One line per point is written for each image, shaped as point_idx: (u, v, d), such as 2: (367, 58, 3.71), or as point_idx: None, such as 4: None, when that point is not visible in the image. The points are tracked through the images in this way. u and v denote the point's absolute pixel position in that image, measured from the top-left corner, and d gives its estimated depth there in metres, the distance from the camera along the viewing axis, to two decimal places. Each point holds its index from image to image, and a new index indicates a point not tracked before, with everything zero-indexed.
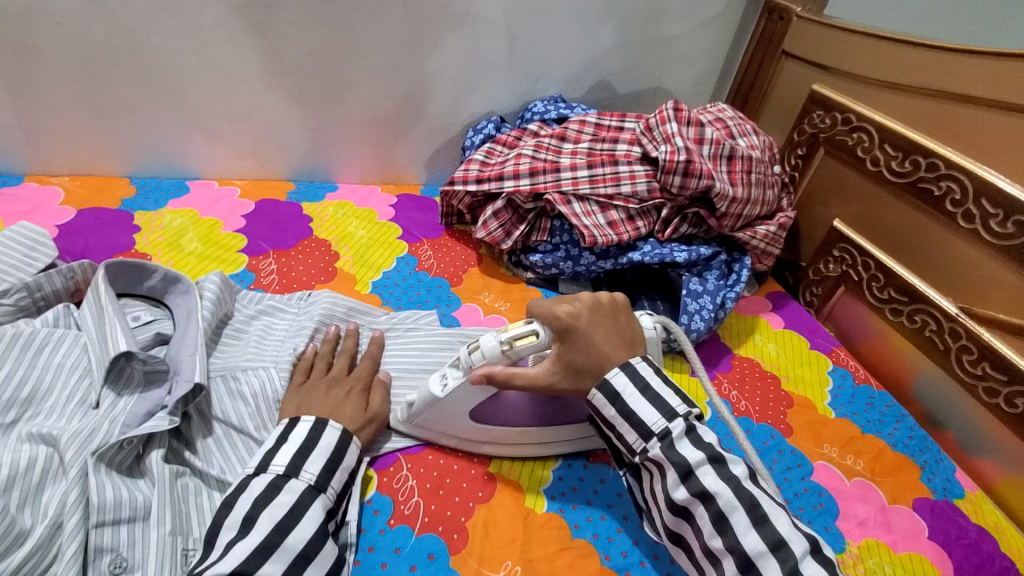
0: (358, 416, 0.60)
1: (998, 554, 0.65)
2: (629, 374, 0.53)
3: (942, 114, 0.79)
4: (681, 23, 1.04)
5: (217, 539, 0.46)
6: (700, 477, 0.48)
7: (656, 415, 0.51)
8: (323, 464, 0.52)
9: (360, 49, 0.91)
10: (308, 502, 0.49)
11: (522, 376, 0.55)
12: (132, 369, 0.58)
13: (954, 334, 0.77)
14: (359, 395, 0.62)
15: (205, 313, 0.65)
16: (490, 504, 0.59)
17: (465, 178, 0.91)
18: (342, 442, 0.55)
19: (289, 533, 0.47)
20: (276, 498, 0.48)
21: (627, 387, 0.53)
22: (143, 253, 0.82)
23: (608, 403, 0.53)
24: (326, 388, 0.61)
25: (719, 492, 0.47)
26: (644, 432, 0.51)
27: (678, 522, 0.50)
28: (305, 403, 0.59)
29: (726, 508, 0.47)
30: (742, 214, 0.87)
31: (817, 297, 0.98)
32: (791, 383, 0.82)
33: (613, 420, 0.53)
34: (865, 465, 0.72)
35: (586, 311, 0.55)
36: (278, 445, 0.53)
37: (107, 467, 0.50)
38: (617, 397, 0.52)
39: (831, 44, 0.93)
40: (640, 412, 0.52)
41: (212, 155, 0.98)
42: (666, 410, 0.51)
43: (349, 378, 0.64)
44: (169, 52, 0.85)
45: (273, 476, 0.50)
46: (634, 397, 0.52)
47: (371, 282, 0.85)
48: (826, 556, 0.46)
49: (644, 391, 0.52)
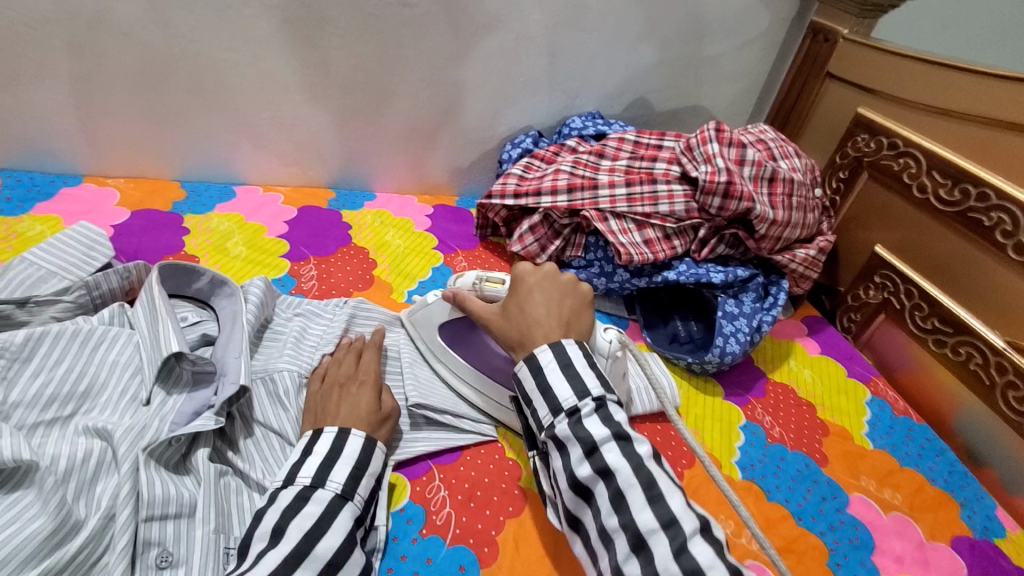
0: (373, 416, 0.60)
1: None
2: (554, 350, 0.52)
3: (996, 142, 0.76)
4: (723, 42, 1.03)
5: (248, 550, 0.46)
6: (602, 453, 0.46)
7: (569, 392, 0.50)
8: (349, 471, 0.53)
9: (406, 63, 0.93)
10: (336, 510, 0.50)
11: (472, 302, 0.63)
12: (181, 369, 0.60)
13: (1000, 368, 0.74)
14: (372, 393, 0.62)
15: (249, 316, 0.67)
16: (520, 518, 0.59)
17: (502, 192, 0.92)
18: (365, 450, 0.56)
19: (317, 542, 0.47)
20: (304, 509, 0.49)
21: (550, 363, 0.51)
22: (191, 255, 0.86)
23: (529, 377, 0.52)
24: (339, 390, 0.62)
25: (620, 469, 0.45)
26: (554, 408, 0.50)
27: (577, 503, 0.48)
28: (322, 410, 0.59)
29: (623, 485, 0.45)
30: (781, 237, 0.86)
31: (856, 323, 0.96)
32: (826, 412, 0.80)
33: (531, 394, 0.52)
34: (903, 499, 0.70)
35: (540, 274, 0.61)
36: (303, 457, 0.54)
37: (157, 463, 0.52)
38: (539, 371, 0.51)
39: (878, 67, 0.92)
40: (555, 387, 0.50)
41: (258, 162, 1.02)
42: (580, 388, 0.50)
43: (359, 373, 0.64)
44: (224, 63, 0.88)
45: (299, 488, 0.51)
46: (554, 373, 0.51)
47: (406, 291, 0.86)
48: (717, 538, 0.43)
49: (565, 369, 0.51)
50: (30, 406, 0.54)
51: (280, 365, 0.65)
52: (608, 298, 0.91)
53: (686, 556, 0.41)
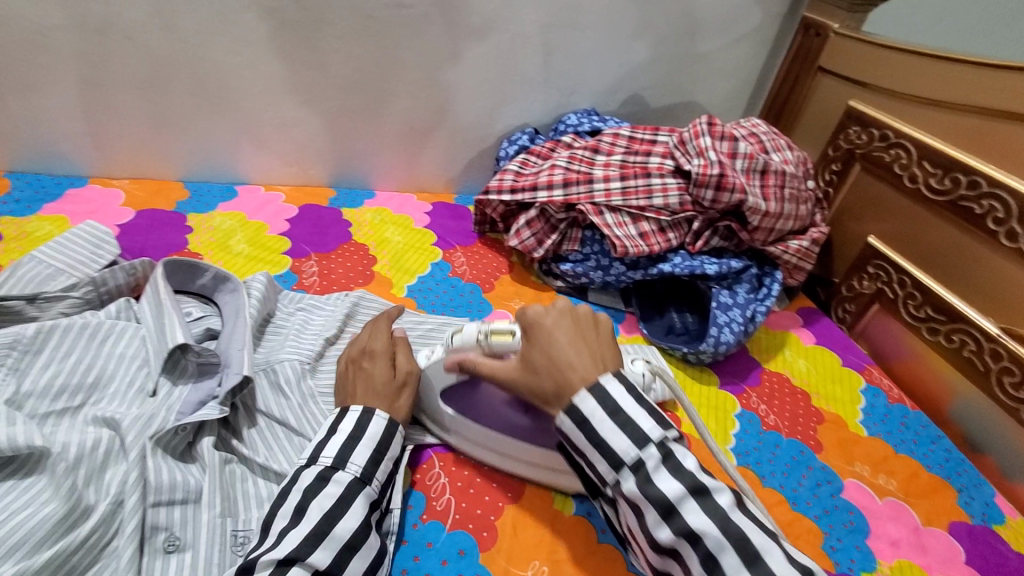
0: (389, 387, 0.60)
1: None
2: (597, 398, 0.49)
3: (987, 131, 0.78)
4: (716, 39, 1.05)
5: (273, 527, 0.49)
6: (683, 515, 0.45)
7: (627, 443, 0.48)
8: (369, 455, 0.54)
9: (404, 63, 0.95)
10: (355, 494, 0.52)
11: (487, 364, 0.57)
12: (186, 361, 0.62)
13: (995, 354, 0.75)
14: (385, 363, 0.62)
15: (251, 310, 0.69)
16: (519, 504, 0.61)
17: (499, 187, 0.93)
18: (387, 431, 0.56)
19: (337, 522, 0.49)
20: (325, 489, 0.51)
21: (597, 413, 0.48)
22: (194, 253, 0.87)
23: (577, 430, 0.49)
24: (355, 368, 0.62)
25: (706, 531, 0.44)
26: (616, 463, 0.48)
27: (665, 559, 0.47)
28: (346, 391, 0.61)
29: (713, 547, 0.44)
30: (774, 229, 0.87)
31: (850, 314, 0.97)
32: (821, 400, 0.81)
33: (584, 448, 0.49)
34: (898, 485, 0.71)
35: (554, 312, 0.57)
36: (327, 436, 0.55)
37: (163, 451, 0.54)
38: (585, 422, 0.49)
39: (869, 60, 0.93)
40: (611, 441, 0.48)
41: (259, 162, 1.03)
42: (639, 437, 0.47)
43: (371, 347, 0.64)
44: (227, 65, 0.90)
45: (321, 468, 0.52)
46: (605, 424, 0.48)
47: (406, 286, 0.88)
48: None
49: (615, 417, 0.48)
50: (41, 396, 0.55)
51: (281, 357, 0.67)
52: (605, 291, 0.92)
53: None
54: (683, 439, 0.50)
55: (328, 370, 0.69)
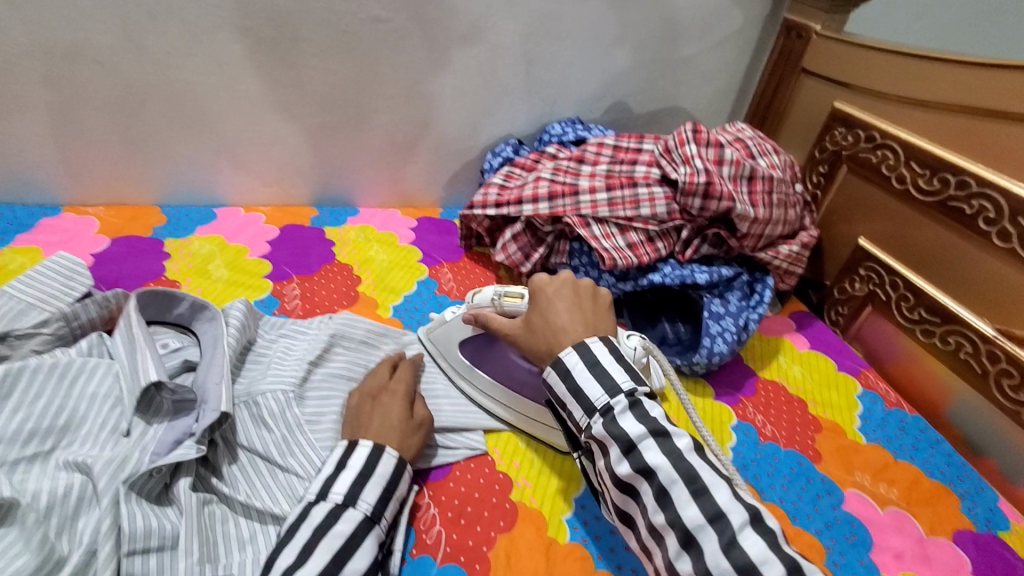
0: (405, 425, 0.60)
1: None
2: (579, 352, 0.54)
3: (973, 130, 0.77)
4: (698, 43, 1.04)
5: (275, 565, 0.47)
6: (641, 451, 0.48)
7: (599, 390, 0.51)
8: (378, 493, 0.53)
9: (382, 77, 0.93)
10: (364, 533, 0.51)
11: (497, 320, 0.64)
12: (161, 398, 0.59)
13: (991, 355, 0.74)
14: (403, 403, 0.63)
15: (230, 340, 0.66)
16: (511, 534, 0.59)
17: (484, 202, 0.92)
18: (397, 469, 0.56)
19: (345, 565, 0.48)
20: (334, 529, 0.50)
21: (577, 364, 0.53)
22: (172, 281, 0.85)
23: (560, 381, 0.54)
24: (371, 401, 0.63)
25: (658, 467, 0.47)
26: (588, 408, 0.51)
27: (626, 498, 0.50)
28: (357, 422, 0.60)
29: (666, 482, 0.46)
30: (763, 234, 0.86)
31: (843, 316, 0.96)
32: (818, 407, 0.80)
33: (564, 397, 0.53)
34: (899, 493, 0.70)
35: (557, 282, 0.63)
36: (336, 471, 0.54)
37: (137, 495, 0.52)
38: (568, 374, 0.53)
39: (851, 61, 0.92)
40: (586, 388, 0.52)
41: (238, 184, 1.01)
42: (610, 386, 0.51)
43: (391, 384, 0.66)
44: (200, 86, 0.88)
45: (332, 505, 0.51)
46: (583, 374, 0.53)
47: (392, 305, 0.86)
48: (768, 526, 0.44)
49: (593, 368, 0.53)
50: (10, 443, 0.52)
51: (263, 388, 0.64)
52: None
53: (736, 550, 0.42)
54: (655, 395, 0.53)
55: (315, 398, 0.66)
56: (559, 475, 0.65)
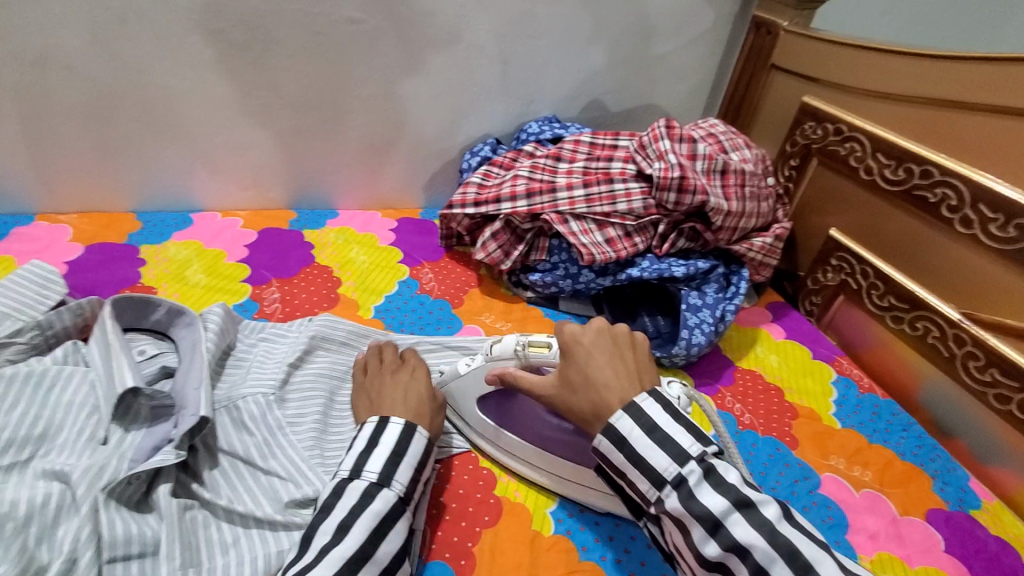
0: (429, 405, 0.63)
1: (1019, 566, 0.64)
2: (632, 416, 0.49)
3: (934, 121, 0.79)
4: (671, 41, 1.05)
5: (312, 543, 0.48)
6: (729, 528, 0.44)
7: (667, 460, 0.47)
8: (410, 475, 0.55)
9: (358, 78, 0.93)
10: (398, 514, 0.52)
11: (527, 377, 0.59)
12: (139, 405, 0.59)
13: (958, 339, 0.76)
14: (422, 381, 0.65)
15: (209, 344, 0.66)
16: (496, 528, 0.59)
17: (462, 201, 0.92)
18: (426, 449, 0.57)
19: (379, 546, 0.49)
20: (372, 505, 0.51)
21: (633, 431, 0.49)
22: (148, 287, 0.84)
23: (614, 450, 0.50)
24: (390, 378, 0.65)
25: (752, 544, 0.43)
26: (656, 480, 0.48)
27: None
28: (381, 400, 0.62)
29: (764, 560, 0.43)
30: (738, 227, 0.88)
31: (817, 306, 0.98)
32: (794, 394, 0.82)
33: (623, 467, 0.49)
34: (873, 475, 0.72)
35: (591, 330, 0.56)
36: (370, 448, 0.55)
37: (117, 503, 0.51)
38: (623, 443, 0.49)
39: (818, 57, 0.94)
40: (650, 458, 0.48)
41: (215, 188, 1.00)
42: (679, 454, 0.47)
43: (404, 364, 0.68)
44: (173, 90, 0.87)
45: (368, 483, 0.52)
46: (642, 442, 0.48)
47: (373, 307, 0.86)
48: None
49: (652, 435, 0.48)
50: None
51: (243, 392, 0.64)
52: (576, 299, 0.91)
53: None
54: (724, 454, 0.49)
55: (295, 399, 0.66)
56: None
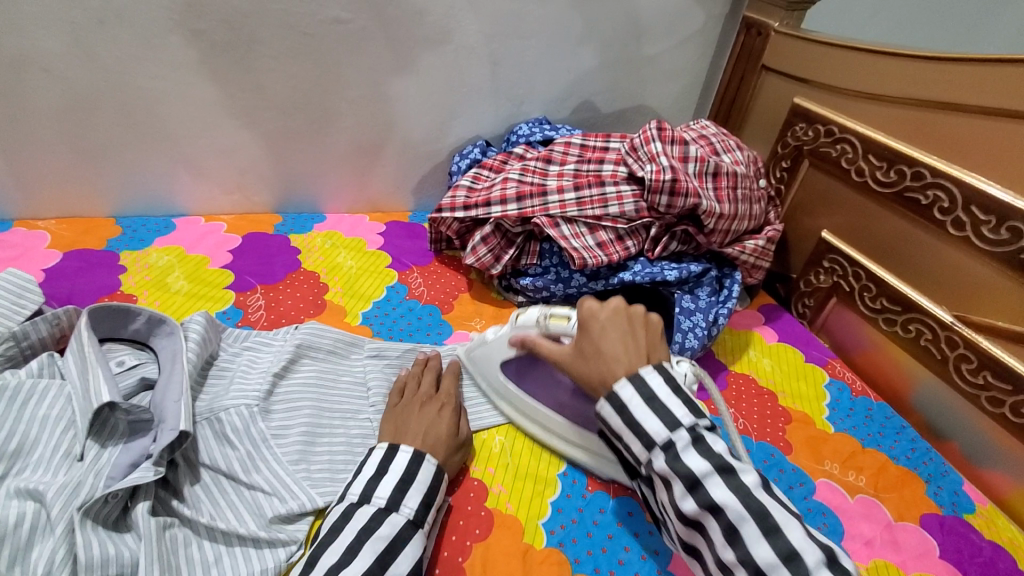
0: (451, 441, 0.62)
1: (1015, 571, 0.64)
2: (635, 385, 0.51)
3: (926, 123, 0.79)
4: (662, 42, 1.05)
5: (320, 561, 0.48)
6: (708, 490, 0.46)
7: (660, 425, 0.49)
8: (421, 500, 0.54)
9: (345, 80, 0.91)
10: (407, 537, 0.52)
11: (545, 346, 0.61)
12: (115, 419, 0.57)
13: (950, 342, 0.76)
14: (451, 416, 0.64)
15: (190, 354, 0.64)
16: (487, 542, 0.58)
17: (452, 205, 0.90)
18: (436, 477, 0.57)
19: (389, 566, 0.49)
20: (378, 531, 0.50)
21: (633, 398, 0.50)
22: (129, 295, 0.82)
23: (614, 415, 0.51)
24: (419, 408, 0.64)
25: (728, 505, 0.45)
26: (647, 443, 0.49)
27: (691, 532, 0.49)
28: (402, 427, 0.61)
29: (736, 519, 0.45)
30: (730, 230, 0.87)
31: (810, 308, 0.97)
32: (788, 398, 0.81)
33: (619, 430, 0.51)
34: (867, 481, 0.71)
35: (609, 307, 0.58)
36: (379, 475, 0.55)
37: (93, 522, 0.49)
38: (622, 409, 0.50)
39: (809, 58, 0.94)
40: (645, 423, 0.49)
41: (198, 192, 0.98)
42: (671, 420, 0.49)
43: (439, 394, 0.66)
44: (154, 92, 0.85)
45: (375, 509, 0.52)
46: (640, 408, 0.50)
47: (361, 313, 0.84)
48: (845, 568, 0.43)
49: (650, 402, 0.50)
50: None
51: (226, 404, 0.62)
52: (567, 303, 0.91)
53: None
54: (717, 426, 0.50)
55: (280, 410, 0.64)
56: (533, 479, 0.64)
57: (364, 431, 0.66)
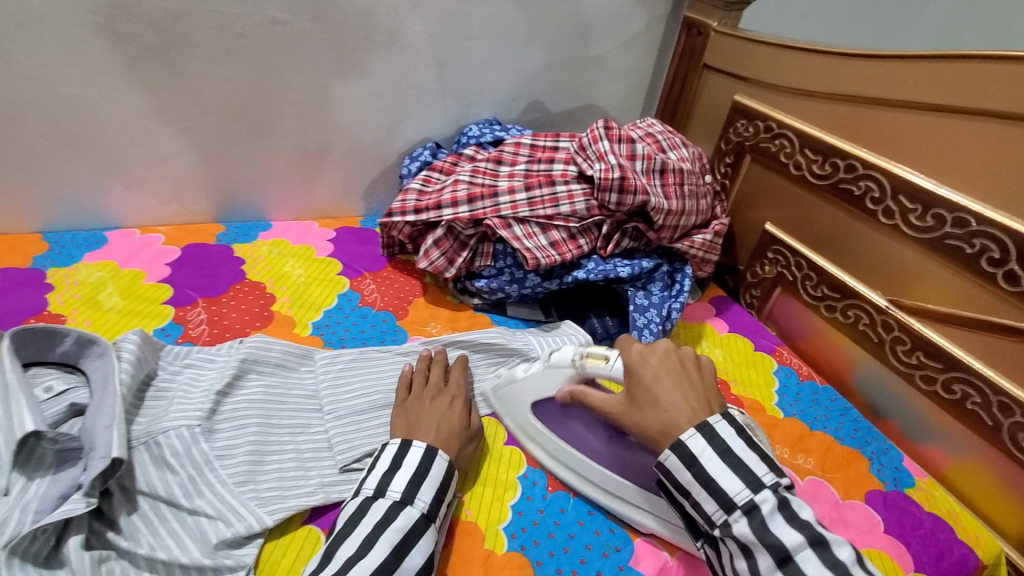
0: (464, 432, 0.63)
1: (954, 541, 0.67)
2: (706, 437, 0.52)
3: (856, 117, 0.82)
4: (607, 41, 1.06)
5: (335, 554, 0.49)
6: (800, 563, 0.47)
7: (739, 485, 0.50)
8: (434, 493, 0.55)
9: (287, 83, 0.88)
10: (421, 531, 0.52)
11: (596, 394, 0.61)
12: (43, 449, 0.53)
13: (886, 325, 0.80)
14: (461, 408, 0.65)
15: (123, 376, 0.60)
16: (446, 552, 0.57)
17: (403, 208, 0.88)
18: (448, 473, 0.57)
19: (403, 558, 0.50)
20: (394, 523, 0.51)
21: (706, 451, 0.52)
22: (57, 315, 0.76)
23: (682, 467, 0.52)
24: (430, 401, 0.65)
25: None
26: (724, 503, 0.50)
27: None
28: (411, 421, 0.62)
29: None
30: (678, 225, 0.89)
31: (757, 298, 1.01)
32: (740, 387, 0.83)
33: (688, 485, 0.52)
34: (815, 463, 0.74)
35: (659, 351, 0.60)
36: (392, 470, 0.55)
37: (21, 560, 0.47)
38: (693, 460, 0.52)
39: (746, 57, 0.97)
40: (721, 481, 0.50)
41: (132, 203, 0.93)
42: (753, 482, 0.50)
43: (448, 389, 0.67)
44: (78, 99, 0.80)
45: (391, 502, 0.53)
46: (714, 463, 0.51)
47: (311, 323, 0.81)
48: None
49: (725, 457, 0.51)
50: None
51: (165, 426, 0.59)
52: (523, 303, 0.91)
53: None
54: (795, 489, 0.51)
55: (225, 429, 0.61)
56: (493, 484, 0.64)
57: (317, 446, 0.64)
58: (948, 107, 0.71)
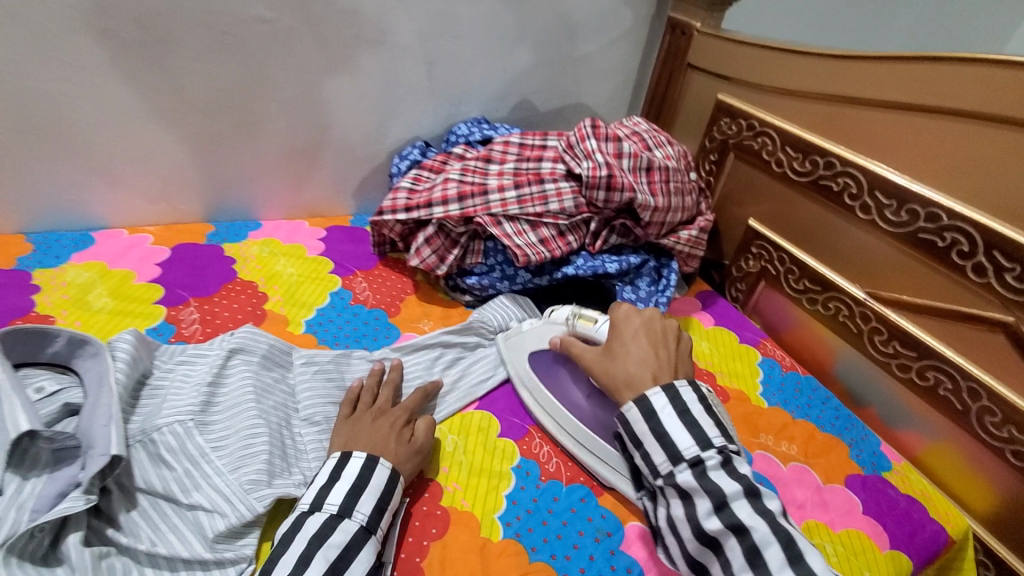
0: (402, 449, 0.62)
1: (926, 518, 0.70)
2: (669, 396, 0.57)
3: (834, 116, 0.85)
4: (594, 40, 1.08)
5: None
6: (734, 509, 0.50)
7: (689, 441, 0.54)
8: (373, 505, 0.55)
9: (273, 81, 0.88)
10: (361, 542, 0.53)
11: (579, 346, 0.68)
12: (38, 448, 0.53)
13: (864, 316, 0.83)
14: (403, 428, 0.64)
15: (117, 375, 0.60)
16: (444, 539, 0.58)
17: (393, 207, 0.90)
18: (390, 481, 0.58)
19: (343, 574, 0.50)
20: (331, 538, 0.52)
21: (665, 407, 0.56)
22: (44, 316, 0.76)
23: (641, 419, 0.57)
24: (371, 420, 0.64)
25: (754, 525, 0.49)
26: (674, 455, 0.54)
27: (703, 551, 0.52)
28: (353, 433, 0.62)
29: (760, 542, 0.48)
30: (665, 222, 0.91)
31: (742, 292, 1.03)
32: (726, 378, 0.86)
33: (643, 436, 0.56)
34: (799, 449, 0.76)
35: (643, 318, 0.67)
36: (331, 482, 0.56)
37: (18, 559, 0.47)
38: (653, 414, 0.56)
39: (729, 57, 0.99)
40: (674, 434, 0.55)
41: (118, 202, 0.92)
42: (702, 439, 0.54)
43: (394, 409, 0.66)
44: (59, 96, 0.79)
45: (328, 515, 0.53)
46: (671, 418, 0.56)
47: (303, 321, 0.82)
48: None
49: (683, 416, 0.56)
50: None
51: (159, 423, 0.59)
52: None
53: None
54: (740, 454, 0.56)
55: (218, 423, 0.61)
56: (488, 474, 0.65)
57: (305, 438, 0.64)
58: (923, 106, 0.74)
